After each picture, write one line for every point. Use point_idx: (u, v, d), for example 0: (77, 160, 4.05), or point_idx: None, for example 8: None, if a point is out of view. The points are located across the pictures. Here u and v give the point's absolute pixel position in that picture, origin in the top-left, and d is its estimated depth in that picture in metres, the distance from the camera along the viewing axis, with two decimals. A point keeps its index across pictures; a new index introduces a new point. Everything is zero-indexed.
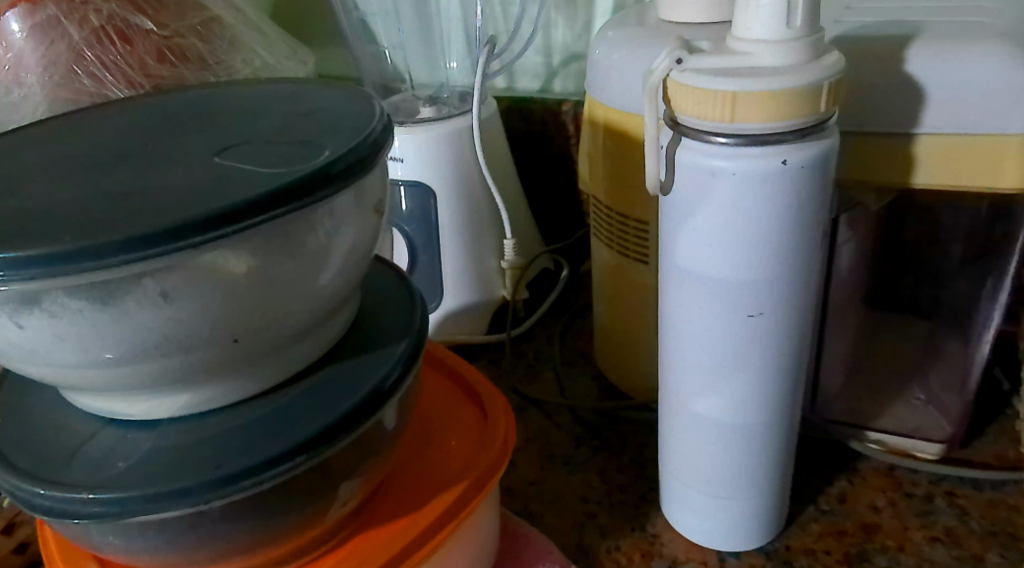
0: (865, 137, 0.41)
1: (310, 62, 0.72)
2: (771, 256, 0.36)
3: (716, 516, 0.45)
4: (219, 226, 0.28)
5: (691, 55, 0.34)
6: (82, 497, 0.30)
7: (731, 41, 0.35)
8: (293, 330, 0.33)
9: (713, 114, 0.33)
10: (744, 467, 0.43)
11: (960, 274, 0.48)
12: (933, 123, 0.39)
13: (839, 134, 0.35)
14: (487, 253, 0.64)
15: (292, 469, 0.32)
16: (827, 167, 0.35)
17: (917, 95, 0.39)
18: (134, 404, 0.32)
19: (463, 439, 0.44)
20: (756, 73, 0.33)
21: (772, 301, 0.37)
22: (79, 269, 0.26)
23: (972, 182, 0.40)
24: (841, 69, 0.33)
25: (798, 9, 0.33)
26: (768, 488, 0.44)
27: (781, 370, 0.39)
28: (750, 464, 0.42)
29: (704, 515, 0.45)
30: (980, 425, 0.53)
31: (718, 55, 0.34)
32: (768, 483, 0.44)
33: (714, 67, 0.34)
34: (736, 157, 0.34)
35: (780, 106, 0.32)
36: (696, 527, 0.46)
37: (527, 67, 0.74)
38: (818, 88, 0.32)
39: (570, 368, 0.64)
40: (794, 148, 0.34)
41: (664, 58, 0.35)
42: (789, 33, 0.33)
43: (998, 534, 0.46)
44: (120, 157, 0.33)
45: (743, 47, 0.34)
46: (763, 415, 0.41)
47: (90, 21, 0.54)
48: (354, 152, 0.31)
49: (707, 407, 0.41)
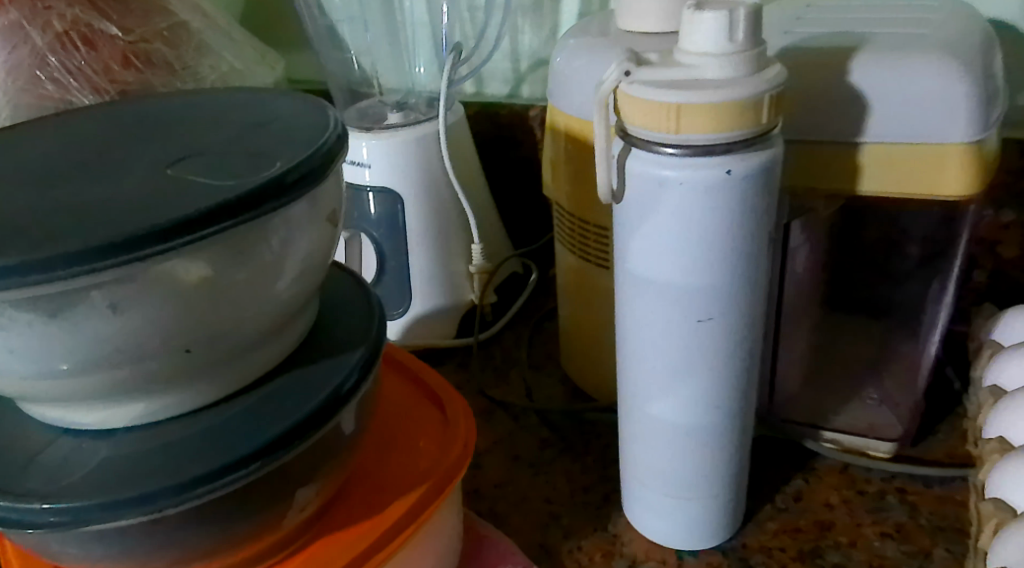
0: (809, 145, 0.42)
1: (278, 68, 0.73)
2: (719, 263, 0.37)
3: (675, 514, 0.46)
4: (170, 238, 0.28)
5: (639, 67, 0.35)
6: (36, 508, 0.30)
7: (677, 54, 0.35)
8: (248, 338, 0.34)
9: (659, 126, 0.34)
10: (699, 466, 0.43)
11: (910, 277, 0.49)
12: (877, 132, 0.40)
13: (783, 144, 0.36)
14: (454, 257, 0.64)
15: (247, 477, 0.33)
16: (771, 176, 0.36)
17: (861, 105, 0.40)
18: (89, 413, 0.33)
19: (430, 441, 0.44)
20: (701, 85, 0.33)
21: (720, 307, 0.38)
22: (27, 283, 0.26)
23: (914, 189, 0.41)
24: (782, 81, 0.34)
25: (740, 23, 0.34)
26: (723, 487, 0.45)
27: (732, 373, 0.41)
28: (704, 465, 0.43)
29: (664, 513, 0.46)
30: (932, 423, 0.55)
31: (664, 68, 0.35)
32: (723, 483, 0.45)
33: (661, 79, 0.34)
34: (684, 166, 0.35)
35: (723, 118, 0.33)
36: (658, 527, 0.47)
37: (495, 72, 0.74)
38: (759, 100, 0.33)
39: (537, 371, 0.65)
40: (739, 158, 0.34)
41: (613, 70, 0.35)
42: (731, 47, 0.34)
43: (945, 529, 0.47)
44: (75, 168, 0.33)
45: (688, 60, 0.35)
46: (717, 416, 0.42)
47: (53, 26, 0.56)
48: (308, 164, 0.32)
49: (662, 410, 0.42)
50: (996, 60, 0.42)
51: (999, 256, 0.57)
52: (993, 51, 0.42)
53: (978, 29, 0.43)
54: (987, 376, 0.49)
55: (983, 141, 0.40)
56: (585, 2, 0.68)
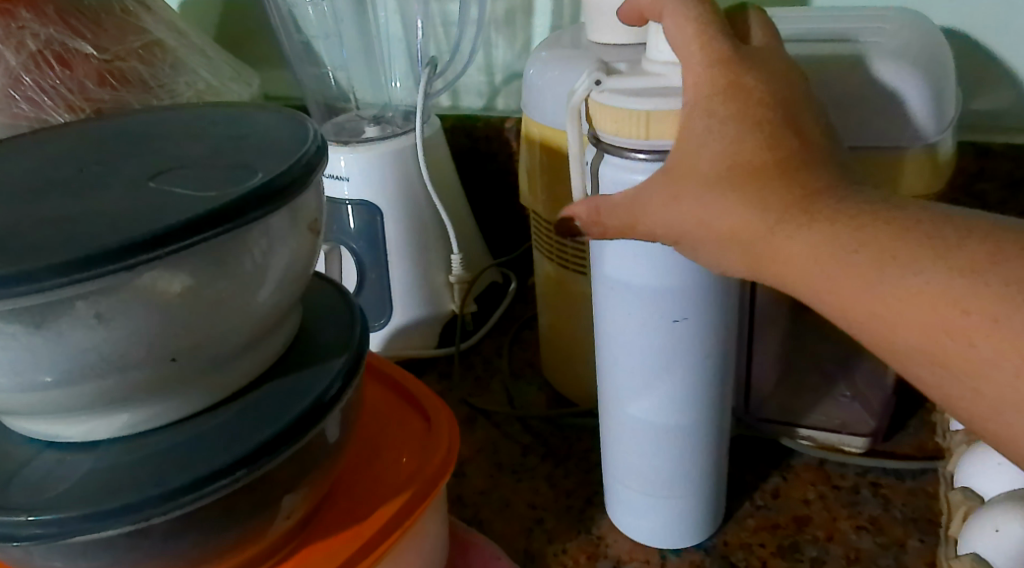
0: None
1: (255, 84, 0.74)
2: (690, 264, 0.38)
3: (658, 511, 0.46)
4: (153, 249, 0.29)
5: (608, 77, 0.37)
6: (20, 519, 0.30)
7: (646, 66, 0.38)
8: (231, 347, 0.34)
9: (630, 132, 0.35)
10: (679, 461, 0.44)
11: None
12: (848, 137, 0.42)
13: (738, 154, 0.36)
14: (434, 268, 0.65)
15: (233, 483, 0.33)
16: None
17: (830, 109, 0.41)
18: (73, 425, 0.33)
19: (413, 456, 0.44)
20: (668, 92, 0.35)
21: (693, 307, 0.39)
22: (13, 293, 0.27)
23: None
24: None
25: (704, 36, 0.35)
26: (702, 485, 0.46)
27: (707, 372, 0.42)
28: (683, 463, 0.44)
29: (647, 511, 0.47)
30: (904, 418, 0.56)
31: (632, 78, 0.37)
32: (702, 481, 0.45)
33: (630, 88, 0.36)
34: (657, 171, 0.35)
35: None
36: (643, 526, 0.48)
37: (470, 86, 0.75)
38: None
39: (518, 379, 0.65)
40: None
41: (585, 79, 0.37)
42: None
43: (918, 520, 0.48)
44: (57, 182, 0.33)
45: (656, 70, 0.37)
46: (694, 415, 0.43)
47: (27, 46, 0.57)
48: (288, 175, 0.32)
49: (641, 410, 0.43)
50: (949, 67, 0.44)
51: None
52: (945, 59, 0.44)
53: (932, 37, 0.45)
54: None
55: (936, 145, 0.42)
56: (557, 16, 0.69)
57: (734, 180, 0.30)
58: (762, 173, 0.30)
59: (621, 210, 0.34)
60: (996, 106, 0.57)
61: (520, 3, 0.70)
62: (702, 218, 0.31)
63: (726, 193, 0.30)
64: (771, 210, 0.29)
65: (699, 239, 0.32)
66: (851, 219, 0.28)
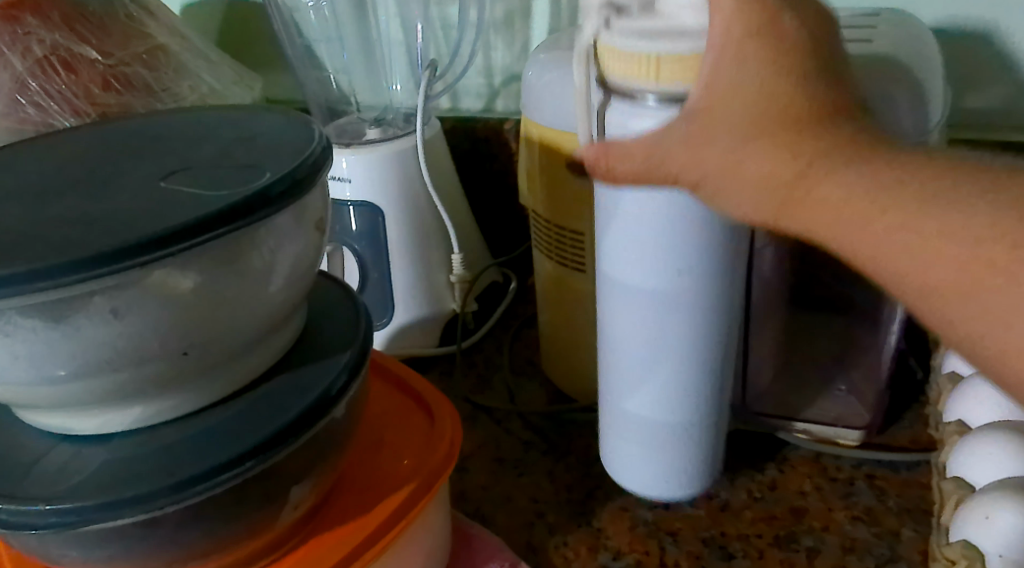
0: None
1: (257, 88, 0.75)
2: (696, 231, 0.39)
3: (647, 464, 0.48)
4: (167, 245, 0.30)
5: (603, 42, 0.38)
6: (39, 509, 0.32)
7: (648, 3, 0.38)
8: (240, 342, 0.35)
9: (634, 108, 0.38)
10: (668, 409, 0.46)
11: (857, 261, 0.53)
12: None
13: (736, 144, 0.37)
14: (436, 267, 0.66)
15: (243, 474, 0.34)
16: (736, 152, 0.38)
17: None
18: (88, 419, 0.34)
19: (413, 458, 0.44)
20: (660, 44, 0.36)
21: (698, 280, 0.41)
22: (32, 290, 0.28)
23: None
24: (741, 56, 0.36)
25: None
26: (700, 437, 0.47)
27: (708, 325, 0.43)
28: (683, 413, 0.46)
29: (636, 458, 0.48)
30: (898, 411, 0.57)
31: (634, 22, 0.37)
32: (700, 432, 0.47)
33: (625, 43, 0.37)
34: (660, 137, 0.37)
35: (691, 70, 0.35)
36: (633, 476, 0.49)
37: (469, 88, 0.76)
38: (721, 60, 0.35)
39: (519, 377, 0.66)
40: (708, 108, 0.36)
41: (581, 70, 0.40)
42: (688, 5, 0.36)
43: (912, 510, 0.50)
44: (70, 184, 0.34)
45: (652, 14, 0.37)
46: (692, 366, 0.44)
47: (33, 51, 0.58)
48: (295, 174, 0.33)
49: (642, 359, 0.44)
50: (937, 66, 0.45)
51: None
52: (932, 59, 0.45)
53: (920, 38, 0.47)
54: (944, 363, 0.53)
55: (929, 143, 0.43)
56: (555, 18, 0.70)
57: (769, 130, 0.29)
58: (804, 121, 0.29)
59: (643, 158, 0.33)
60: (987, 105, 0.59)
61: (519, 6, 0.71)
62: (733, 163, 0.30)
63: (757, 144, 0.29)
64: (802, 156, 0.28)
65: (725, 182, 0.31)
66: (885, 163, 0.27)
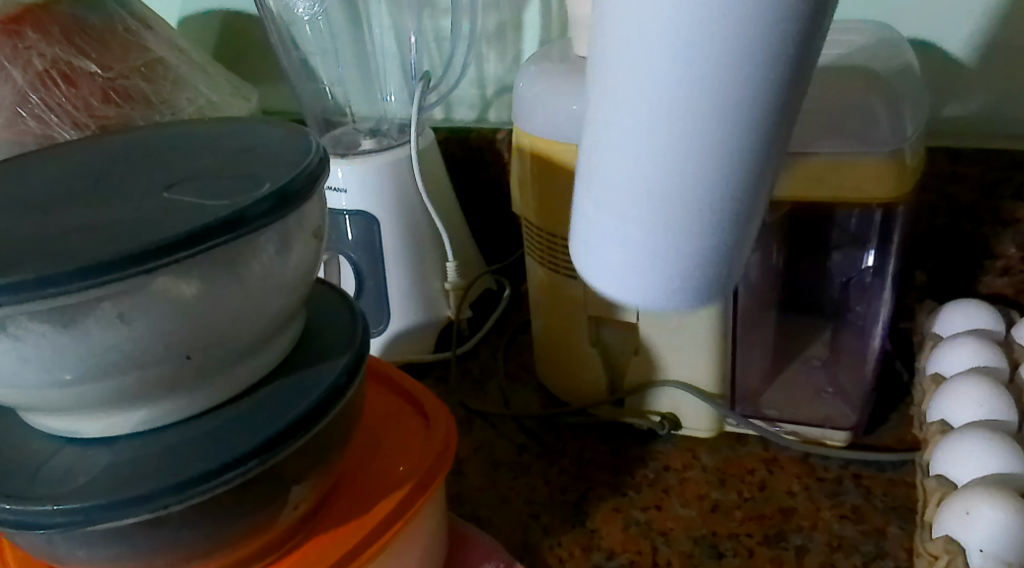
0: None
1: (253, 99, 0.76)
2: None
3: (635, 238, 0.28)
4: (172, 253, 0.31)
5: None
6: (47, 508, 0.33)
7: None
8: (241, 346, 0.36)
9: None
10: (714, 154, 0.25)
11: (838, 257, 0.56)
12: (826, 143, 0.45)
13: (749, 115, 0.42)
14: (430, 275, 0.67)
15: (245, 473, 0.35)
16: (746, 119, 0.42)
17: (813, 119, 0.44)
18: (93, 422, 0.35)
19: (408, 464, 0.45)
20: None
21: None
22: (42, 295, 0.29)
23: (841, 192, 0.46)
24: None
25: None
26: (706, 228, 0.27)
27: (748, 39, 0.23)
28: (672, 154, 0.26)
29: (623, 234, 0.28)
30: (885, 412, 0.59)
31: None
32: (705, 219, 0.27)
33: None
34: None
35: None
36: (607, 249, 0.28)
37: (462, 99, 0.78)
38: None
39: (514, 382, 0.67)
40: None
41: None
42: None
43: (897, 508, 0.51)
44: (75, 194, 0.35)
45: None
46: (705, 97, 0.24)
47: (34, 65, 0.59)
48: (294, 183, 0.35)
49: (625, 67, 0.25)
50: (914, 80, 0.47)
51: (938, 257, 0.62)
52: (910, 72, 0.47)
53: (898, 49, 0.48)
54: (929, 365, 0.54)
55: (903, 151, 0.44)
56: (545, 30, 0.72)
57: None
58: None
59: None
60: (965, 113, 0.60)
61: (510, 18, 0.72)
62: None
63: None
64: None
65: None
66: None
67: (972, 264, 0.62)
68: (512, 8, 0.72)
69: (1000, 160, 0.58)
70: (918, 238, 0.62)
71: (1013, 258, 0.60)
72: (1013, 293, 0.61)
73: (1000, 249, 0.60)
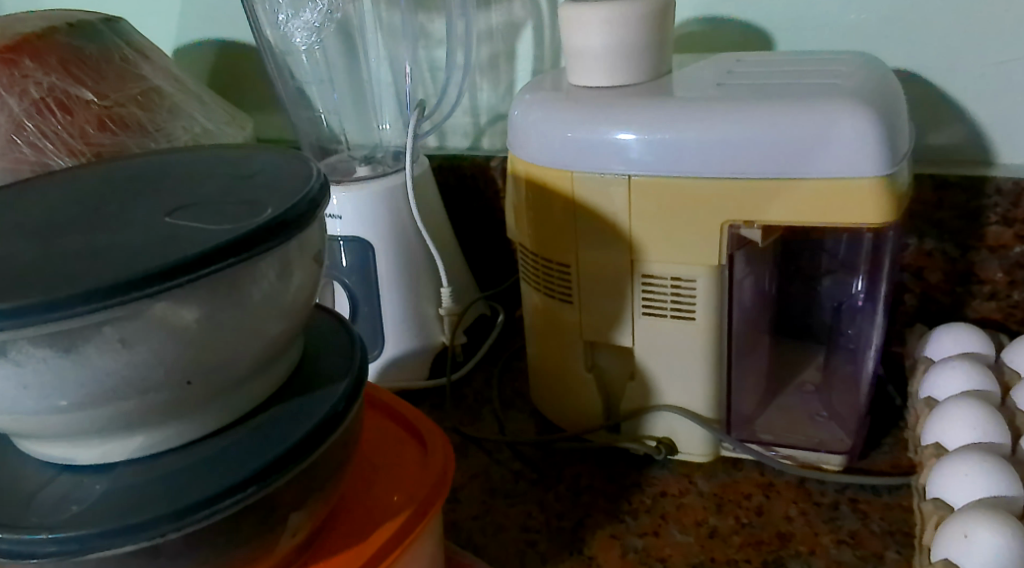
0: (737, 180, 0.47)
1: (248, 127, 0.76)
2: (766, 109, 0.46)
3: None
4: (174, 277, 0.31)
5: (647, 99, 0.49)
6: (40, 537, 0.32)
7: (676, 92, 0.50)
8: (240, 372, 0.36)
9: (689, 106, 0.48)
10: None
11: (829, 278, 0.56)
12: (820, 169, 0.45)
13: (752, 138, 0.46)
14: (425, 301, 0.67)
15: (242, 501, 0.35)
16: (750, 143, 0.46)
17: (806, 146, 0.45)
18: (90, 449, 0.35)
19: (405, 494, 0.45)
20: (687, 104, 0.48)
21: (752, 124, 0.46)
22: (43, 320, 0.29)
23: (831, 218, 0.46)
24: (722, 105, 0.47)
25: (688, 87, 0.50)
26: None
27: None
28: None
29: None
30: (879, 436, 0.59)
31: (690, 93, 0.49)
32: None
33: (691, 96, 0.49)
34: (682, 131, 0.47)
35: (709, 102, 0.47)
36: None
37: (456, 127, 0.79)
38: (722, 110, 0.47)
39: (508, 408, 0.67)
40: (710, 121, 0.47)
41: (632, 95, 0.50)
42: (698, 92, 0.49)
43: (894, 533, 0.51)
44: (75, 220, 0.35)
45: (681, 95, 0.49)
46: None
47: (30, 93, 0.60)
48: (296, 209, 0.35)
49: None
50: (901, 104, 0.48)
51: (927, 282, 0.63)
52: (897, 97, 0.48)
53: (884, 77, 0.49)
54: (921, 389, 0.54)
55: (891, 175, 0.45)
56: (538, 60, 0.73)
57: None
58: None
59: None
60: (950, 141, 0.61)
61: (503, 48, 0.73)
62: None
63: None
64: None
65: None
66: None
67: (960, 289, 0.62)
68: (504, 38, 0.73)
69: (984, 186, 0.59)
70: (908, 263, 0.63)
71: (1000, 282, 0.61)
72: (1000, 318, 0.62)
73: (987, 274, 0.61)
